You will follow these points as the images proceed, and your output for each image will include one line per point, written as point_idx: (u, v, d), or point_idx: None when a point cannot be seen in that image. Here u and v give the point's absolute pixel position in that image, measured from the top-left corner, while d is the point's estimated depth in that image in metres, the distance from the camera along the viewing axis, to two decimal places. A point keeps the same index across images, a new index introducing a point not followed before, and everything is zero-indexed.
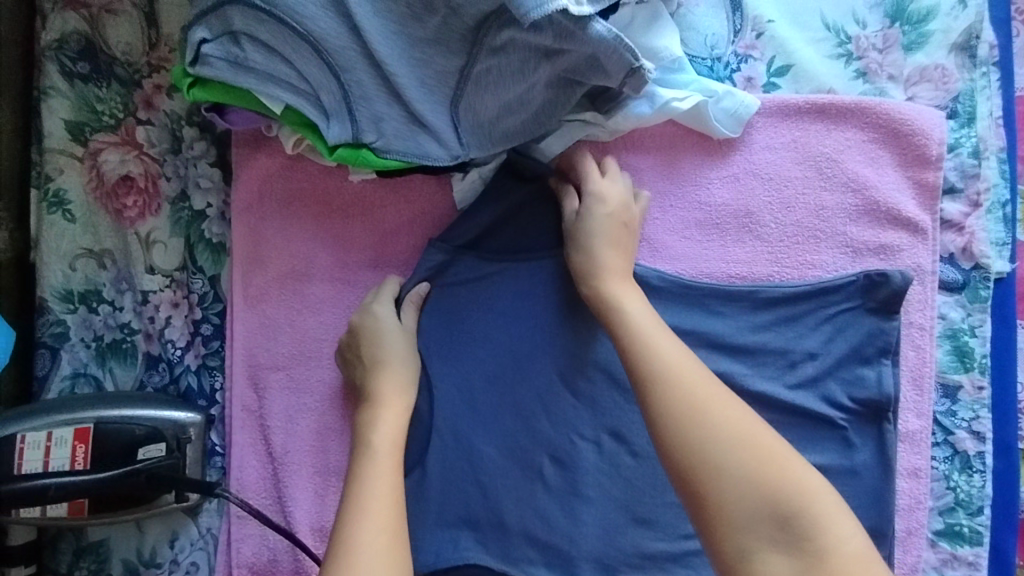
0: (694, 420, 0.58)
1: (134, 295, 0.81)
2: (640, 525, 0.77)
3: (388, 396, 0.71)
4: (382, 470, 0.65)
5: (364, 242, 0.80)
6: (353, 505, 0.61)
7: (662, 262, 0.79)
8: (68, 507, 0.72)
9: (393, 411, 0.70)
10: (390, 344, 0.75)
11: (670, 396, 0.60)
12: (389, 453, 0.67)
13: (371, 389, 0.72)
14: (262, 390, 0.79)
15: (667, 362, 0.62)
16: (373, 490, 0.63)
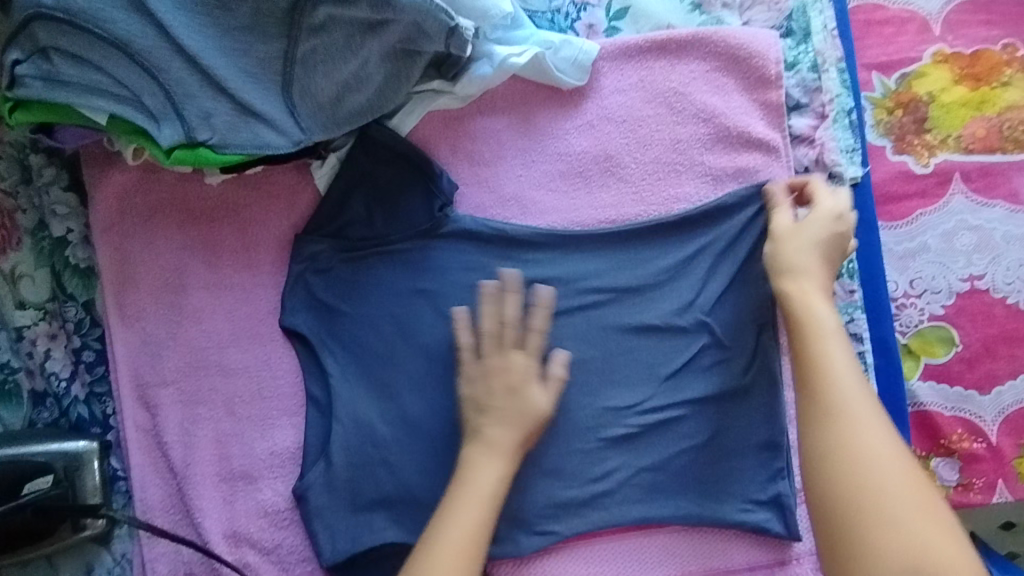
0: (819, 397, 0.62)
1: (7, 335, 0.75)
2: (549, 476, 0.79)
3: (502, 441, 0.71)
4: (467, 510, 0.67)
5: (233, 243, 0.79)
6: (435, 541, 0.65)
7: (533, 218, 0.80)
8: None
9: (499, 460, 0.70)
10: (533, 417, 0.72)
11: (815, 363, 0.64)
12: (483, 507, 0.68)
13: (488, 436, 0.71)
14: (154, 408, 0.78)
15: (836, 387, 0.62)
16: (447, 549, 0.65)
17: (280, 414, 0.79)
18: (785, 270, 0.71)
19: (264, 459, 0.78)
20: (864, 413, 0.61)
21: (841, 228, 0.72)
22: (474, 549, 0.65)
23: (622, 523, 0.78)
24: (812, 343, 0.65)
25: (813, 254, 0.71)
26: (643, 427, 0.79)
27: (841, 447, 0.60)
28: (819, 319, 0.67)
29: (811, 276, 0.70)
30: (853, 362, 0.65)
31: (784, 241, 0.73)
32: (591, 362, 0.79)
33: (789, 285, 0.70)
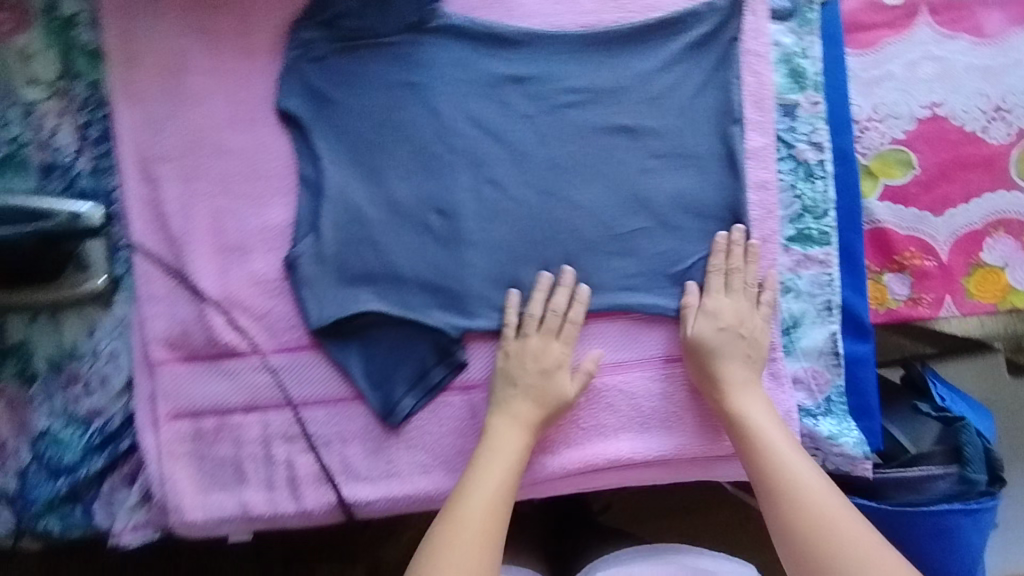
0: (765, 469, 0.75)
1: (20, 109, 0.84)
2: (523, 262, 0.84)
3: (524, 415, 0.79)
4: (494, 471, 0.76)
5: (234, 30, 0.84)
6: (462, 507, 0.73)
7: (518, 19, 0.85)
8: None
9: (524, 431, 0.79)
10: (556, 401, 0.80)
11: (750, 435, 0.77)
12: (511, 467, 0.77)
13: (517, 408, 0.79)
14: (155, 180, 0.84)
15: (772, 439, 0.76)
16: (477, 505, 0.73)
17: (273, 192, 0.84)
18: (723, 395, 0.80)
19: (256, 233, 0.84)
20: (811, 483, 0.73)
21: (750, 297, 0.83)
22: (495, 510, 0.73)
23: (589, 309, 0.84)
24: (736, 408, 0.79)
25: (724, 336, 0.80)
26: (612, 221, 0.84)
27: (795, 505, 0.72)
28: (748, 398, 0.79)
29: (739, 354, 0.81)
30: (771, 411, 0.79)
31: (711, 355, 0.80)
32: (568, 158, 0.84)
33: (714, 353, 0.80)
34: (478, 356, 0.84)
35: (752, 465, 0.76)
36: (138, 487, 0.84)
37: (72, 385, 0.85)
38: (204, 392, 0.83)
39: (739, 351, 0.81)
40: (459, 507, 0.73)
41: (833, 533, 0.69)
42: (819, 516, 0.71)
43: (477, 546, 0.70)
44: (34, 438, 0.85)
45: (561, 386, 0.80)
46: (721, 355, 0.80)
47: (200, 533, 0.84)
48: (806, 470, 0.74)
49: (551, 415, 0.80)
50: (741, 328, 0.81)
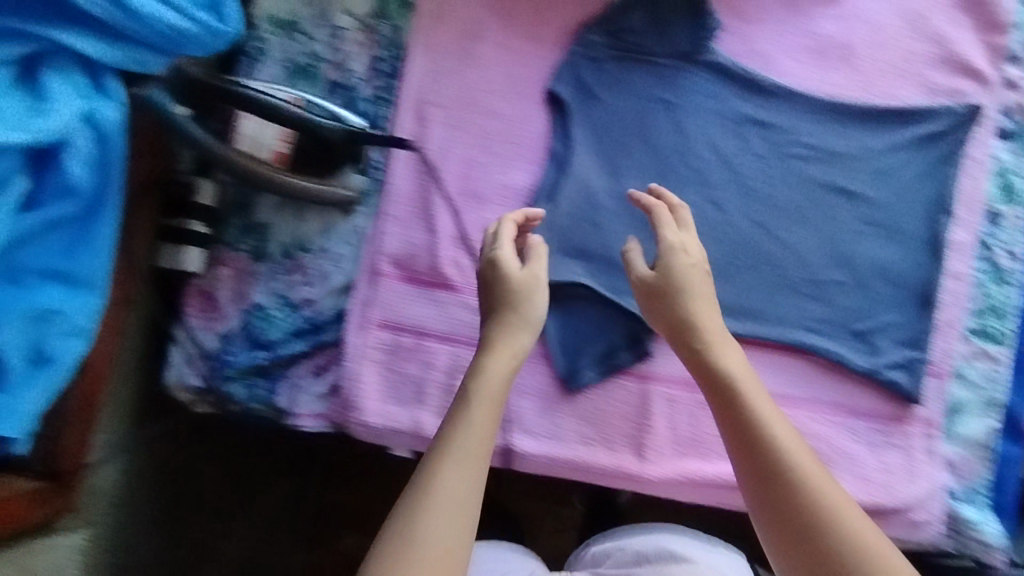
0: (766, 436, 0.68)
1: (328, 31, 0.96)
2: (726, 281, 0.91)
3: (514, 343, 0.74)
4: (482, 420, 0.67)
5: (529, 18, 0.95)
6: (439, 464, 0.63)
7: (772, 73, 0.94)
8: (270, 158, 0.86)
9: (504, 359, 0.72)
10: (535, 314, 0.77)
11: (738, 394, 0.71)
12: (495, 399, 0.69)
13: (514, 342, 0.74)
14: (425, 121, 0.94)
15: (755, 399, 0.70)
16: (468, 444, 0.65)
17: (521, 158, 0.93)
18: (682, 339, 0.76)
19: (497, 189, 0.93)
20: (795, 445, 0.67)
21: (691, 258, 0.79)
22: (480, 459, 0.65)
23: (775, 341, 0.90)
24: (725, 361, 0.73)
25: (692, 272, 0.78)
26: (814, 267, 0.91)
27: (797, 478, 0.65)
28: (713, 328, 0.76)
29: (706, 296, 0.78)
30: (750, 370, 0.74)
31: (666, 291, 0.78)
32: (788, 202, 0.92)
33: (687, 285, 0.78)
34: (663, 353, 0.90)
35: (728, 424, 0.70)
36: (326, 380, 0.90)
37: (293, 273, 0.93)
38: (412, 312, 0.91)
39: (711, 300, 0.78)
40: (448, 448, 0.65)
41: (824, 507, 0.64)
42: (829, 501, 0.64)
43: (456, 497, 0.62)
44: (245, 309, 0.92)
45: (535, 313, 0.76)
46: (664, 292, 0.78)
47: (368, 438, 0.90)
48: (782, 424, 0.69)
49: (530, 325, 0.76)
50: (696, 269, 0.78)
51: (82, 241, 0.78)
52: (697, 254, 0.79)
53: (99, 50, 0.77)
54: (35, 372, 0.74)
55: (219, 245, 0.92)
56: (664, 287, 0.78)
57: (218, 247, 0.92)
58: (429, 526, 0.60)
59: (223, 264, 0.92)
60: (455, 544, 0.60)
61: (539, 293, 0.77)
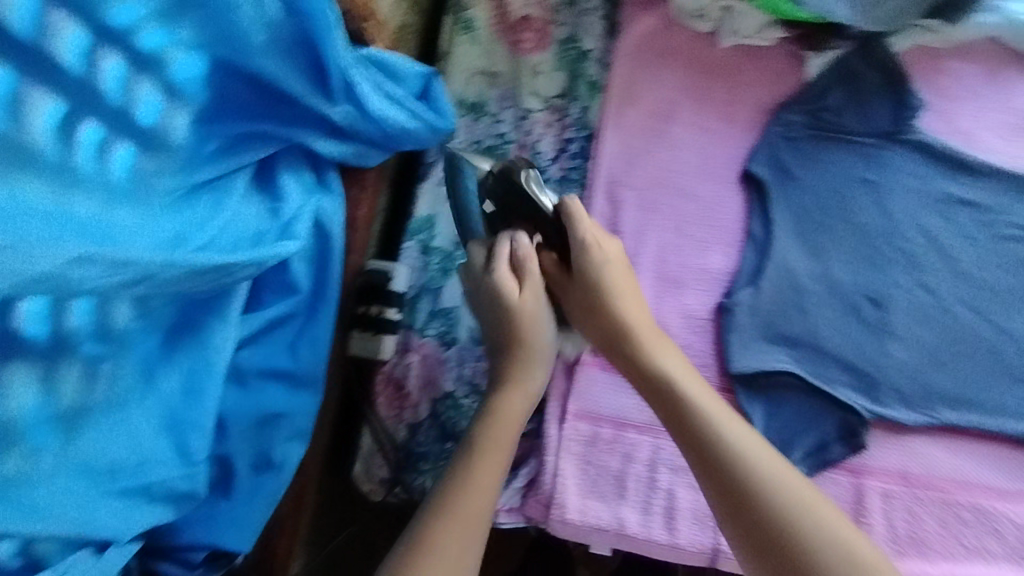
0: (733, 464, 0.65)
1: (515, 113, 0.95)
2: (942, 369, 0.86)
3: (509, 411, 0.73)
4: (484, 480, 0.68)
5: (722, 98, 0.94)
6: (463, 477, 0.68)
7: (981, 152, 0.91)
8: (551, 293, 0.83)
9: (518, 399, 0.75)
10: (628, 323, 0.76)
11: (694, 418, 0.68)
12: (502, 451, 0.71)
13: (526, 388, 0.75)
14: (617, 203, 0.91)
15: (733, 433, 0.67)
16: (471, 492, 0.68)
17: (717, 240, 0.91)
18: (625, 347, 0.75)
19: (695, 273, 0.90)
20: (749, 436, 0.67)
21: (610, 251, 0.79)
22: (494, 477, 0.69)
23: (997, 433, 0.85)
24: (649, 350, 0.74)
25: (612, 270, 0.77)
26: None
27: (725, 461, 0.65)
28: (663, 361, 0.73)
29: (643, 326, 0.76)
30: (716, 398, 0.71)
31: (605, 299, 0.77)
32: (1005, 284, 0.87)
33: (599, 265, 0.77)
34: (877, 444, 0.86)
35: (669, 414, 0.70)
36: (523, 474, 0.86)
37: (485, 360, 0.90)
38: (613, 401, 0.87)
39: (660, 335, 0.76)
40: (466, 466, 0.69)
41: (829, 526, 0.61)
42: (766, 477, 0.64)
43: (460, 524, 0.65)
44: (437, 398, 0.89)
45: (539, 345, 0.77)
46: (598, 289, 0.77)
47: (565, 536, 0.85)
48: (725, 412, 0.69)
49: (603, 330, 0.77)
50: (618, 269, 0.78)
51: (306, 334, 0.76)
52: (614, 249, 0.79)
53: (335, 150, 0.78)
54: (261, 481, 0.71)
55: (406, 330, 0.91)
56: (605, 300, 0.77)
57: (405, 332, 0.91)
58: (449, 538, 0.64)
59: (412, 350, 0.90)
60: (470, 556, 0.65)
61: (534, 329, 0.77)
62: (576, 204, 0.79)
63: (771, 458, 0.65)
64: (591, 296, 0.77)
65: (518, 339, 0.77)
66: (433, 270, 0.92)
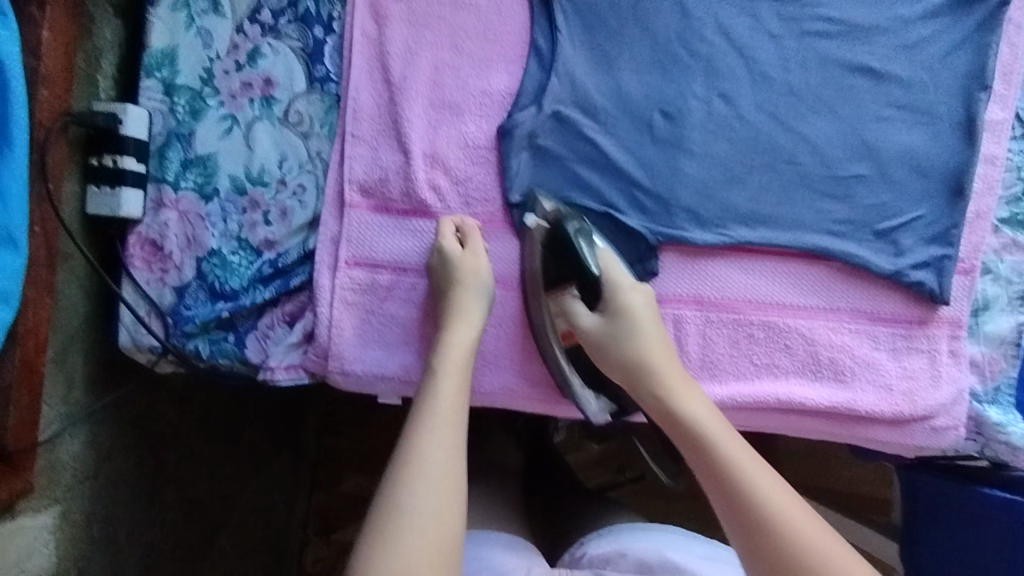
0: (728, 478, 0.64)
1: None
2: (735, 184, 0.81)
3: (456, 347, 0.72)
4: (448, 406, 0.68)
5: None
6: (420, 445, 0.65)
7: None
8: (560, 331, 0.80)
9: (465, 331, 0.74)
10: (596, 333, 0.77)
11: (703, 441, 0.67)
12: (456, 379, 0.71)
13: (470, 324, 0.74)
14: (383, 18, 0.80)
15: (723, 449, 0.66)
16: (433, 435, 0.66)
17: (498, 58, 0.81)
18: (631, 368, 0.74)
19: (474, 95, 0.81)
20: (744, 458, 0.65)
21: (644, 297, 0.76)
22: (456, 450, 0.66)
23: (792, 247, 0.81)
24: (671, 393, 0.70)
25: (646, 314, 0.75)
26: (832, 160, 0.81)
27: (734, 488, 0.64)
28: (678, 385, 0.71)
29: (675, 367, 0.72)
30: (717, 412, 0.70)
31: (614, 339, 0.75)
32: (803, 87, 0.81)
33: (626, 315, 0.75)
34: (668, 269, 0.82)
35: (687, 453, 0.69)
36: (299, 328, 0.81)
37: (251, 211, 0.82)
38: (387, 244, 0.80)
39: (679, 369, 0.72)
40: (422, 446, 0.65)
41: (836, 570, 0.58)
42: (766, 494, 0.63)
43: (440, 466, 0.63)
44: (200, 256, 0.81)
45: (472, 295, 0.75)
46: (609, 348, 0.75)
47: (352, 387, 0.81)
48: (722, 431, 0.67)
49: (604, 349, 0.76)
50: (636, 300, 0.75)
51: None
52: (645, 299, 0.76)
53: None
54: None
55: (156, 183, 0.81)
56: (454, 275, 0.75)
57: (155, 186, 0.81)
58: (427, 522, 0.60)
59: (166, 206, 0.81)
60: (456, 529, 0.61)
61: (457, 344, 0.73)
62: (607, 257, 0.78)
63: (769, 484, 0.64)
64: (606, 351, 0.76)
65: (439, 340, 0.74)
66: (179, 114, 0.81)
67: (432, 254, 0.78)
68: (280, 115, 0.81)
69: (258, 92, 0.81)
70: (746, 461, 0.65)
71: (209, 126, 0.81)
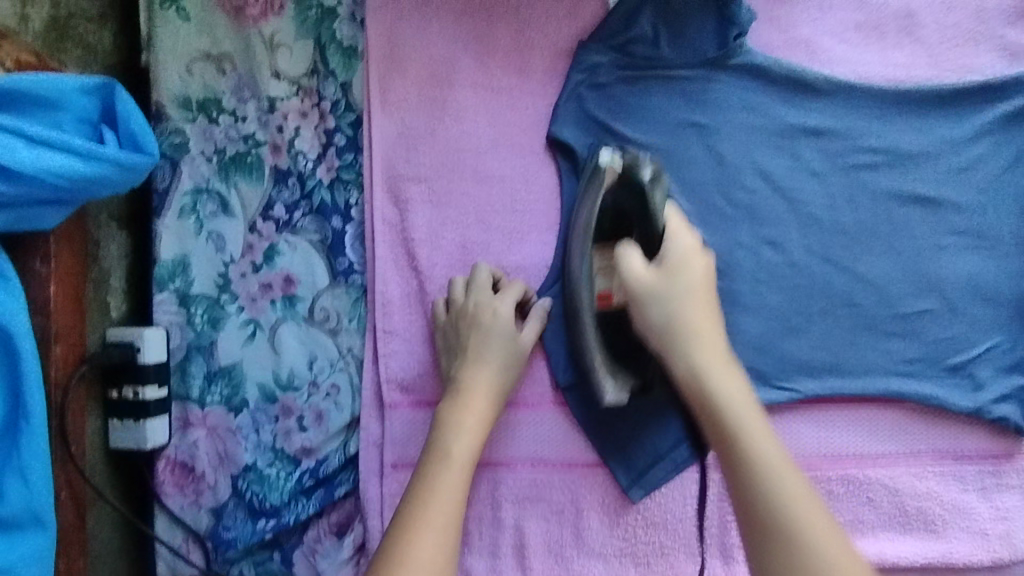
0: (770, 513, 0.57)
1: (259, 104, 0.75)
2: (796, 335, 0.76)
3: (466, 439, 0.65)
4: (444, 504, 0.60)
5: (510, 44, 0.75)
6: (422, 493, 0.60)
7: (822, 65, 0.76)
8: (598, 292, 0.72)
9: (476, 414, 0.67)
10: (644, 283, 0.68)
11: (752, 467, 0.60)
12: (461, 472, 0.63)
13: (476, 410, 0.67)
14: (404, 203, 0.75)
15: (775, 484, 0.58)
16: (424, 535, 0.57)
17: (530, 228, 0.76)
18: (662, 338, 0.67)
19: (509, 272, 0.76)
20: (807, 507, 0.57)
21: (703, 263, 0.70)
22: (450, 541, 0.58)
23: (862, 394, 0.76)
24: (742, 427, 0.62)
25: (698, 270, 0.69)
26: (895, 298, 0.77)
27: (774, 524, 0.57)
28: (727, 396, 0.63)
29: (725, 370, 0.65)
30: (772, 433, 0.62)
31: (659, 292, 0.68)
32: (854, 225, 0.77)
33: (677, 292, 0.68)
34: None
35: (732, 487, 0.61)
36: (348, 542, 0.75)
37: (284, 418, 0.76)
38: None
39: (729, 373, 0.65)
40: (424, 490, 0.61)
41: None
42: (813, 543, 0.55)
43: None
44: (235, 474, 0.76)
45: (487, 383, 0.69)
46: (652, 303, 0.68)
47: None
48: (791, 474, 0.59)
49: (670, 329, 0.67)
50: (687, 252, 0.70)
51: (14, 463, 0.61)
52: (701, 262, 0.69)
53: None
54: None
55: (181, 401, 0.76)
56: (471, 350, 0.70)
57: (181, 404, 0.76)
58: None
59: (194, 425, 0.76)
60: None
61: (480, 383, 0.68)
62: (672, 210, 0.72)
63: (818, 531, 0.56)
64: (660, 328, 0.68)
65: (460, 383, 0.68)
66: (197, 324, 0.76)
67: (468, 308, 0.71)
68: (305, 314, 0.76)
69: (279, 292, 0.76)
70: (815, 513, 0.57)
71: (231, 334, 0.76)
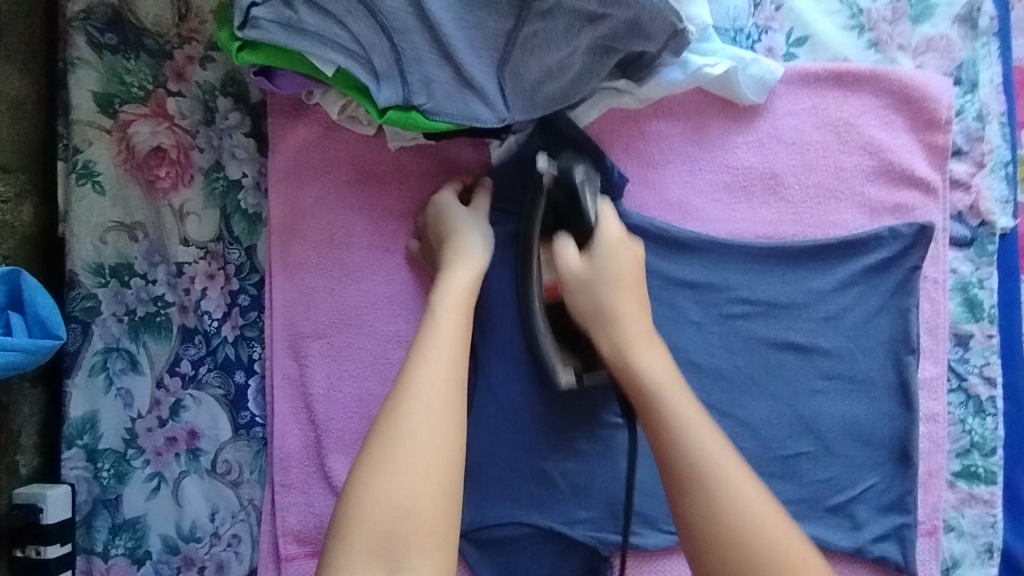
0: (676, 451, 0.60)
1: (168, 268, 0.80)
2: None
3: (451, 317, 0.67)
4: (439, 390, 0.62)
5: (402, 210, 0.81)
6: (400, 432, 0.59)
7: (693, 225, 0.82)
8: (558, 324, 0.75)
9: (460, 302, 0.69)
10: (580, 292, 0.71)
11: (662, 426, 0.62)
12: (450, 349, 0.65)
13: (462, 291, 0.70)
14: (303, 358, 0.79)
15: (683, 428, 0.61)
16: (420, 431, 0.59)
17: None
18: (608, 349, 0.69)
19: None
20: (738, 477, 0.59)
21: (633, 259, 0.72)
22: (448, 423, 0.61)
23: None
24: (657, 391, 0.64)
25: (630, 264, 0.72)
26: (773, 441, 0.80)
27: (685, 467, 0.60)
28: (640, 371, 0.66)
29: (644, 340, 0.68)
30: (679, 388, 0.65)
31: (601, 301, 0.70)
32: (732, 371, 0.80)
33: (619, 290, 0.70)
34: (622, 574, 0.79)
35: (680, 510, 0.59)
36: None
37: (186, 570, 0.78)
38: None
39: (651, 351, 0.67)
40: (395, 457, 0.58)
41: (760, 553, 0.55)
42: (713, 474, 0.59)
43: (423, 470, 0.58)
44: None
45: (467, 242, 0.74)
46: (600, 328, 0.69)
47: None
48: (750, 491, 0.58)
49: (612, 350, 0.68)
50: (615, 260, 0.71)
51: None
52: (633, 261, 0.72)
53: None
54: None
55: (86, 555, 0.78)
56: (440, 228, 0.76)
57: (85, 557, 0.78)
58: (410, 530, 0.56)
59: None
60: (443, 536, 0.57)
61: (450, 320, 0.67)
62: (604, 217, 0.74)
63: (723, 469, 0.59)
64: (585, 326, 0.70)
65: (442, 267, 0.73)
66: (104, 479, 0.79)
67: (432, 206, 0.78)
68: (208, 466, 0.79)
69: (183, 446, 0.79)
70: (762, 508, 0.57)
71: (136, 487, 0.79)
